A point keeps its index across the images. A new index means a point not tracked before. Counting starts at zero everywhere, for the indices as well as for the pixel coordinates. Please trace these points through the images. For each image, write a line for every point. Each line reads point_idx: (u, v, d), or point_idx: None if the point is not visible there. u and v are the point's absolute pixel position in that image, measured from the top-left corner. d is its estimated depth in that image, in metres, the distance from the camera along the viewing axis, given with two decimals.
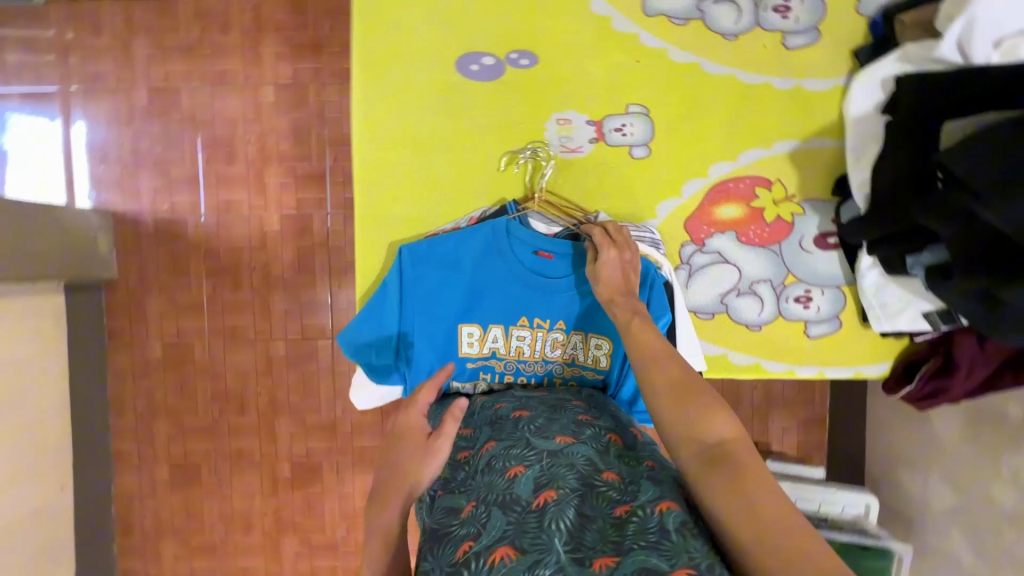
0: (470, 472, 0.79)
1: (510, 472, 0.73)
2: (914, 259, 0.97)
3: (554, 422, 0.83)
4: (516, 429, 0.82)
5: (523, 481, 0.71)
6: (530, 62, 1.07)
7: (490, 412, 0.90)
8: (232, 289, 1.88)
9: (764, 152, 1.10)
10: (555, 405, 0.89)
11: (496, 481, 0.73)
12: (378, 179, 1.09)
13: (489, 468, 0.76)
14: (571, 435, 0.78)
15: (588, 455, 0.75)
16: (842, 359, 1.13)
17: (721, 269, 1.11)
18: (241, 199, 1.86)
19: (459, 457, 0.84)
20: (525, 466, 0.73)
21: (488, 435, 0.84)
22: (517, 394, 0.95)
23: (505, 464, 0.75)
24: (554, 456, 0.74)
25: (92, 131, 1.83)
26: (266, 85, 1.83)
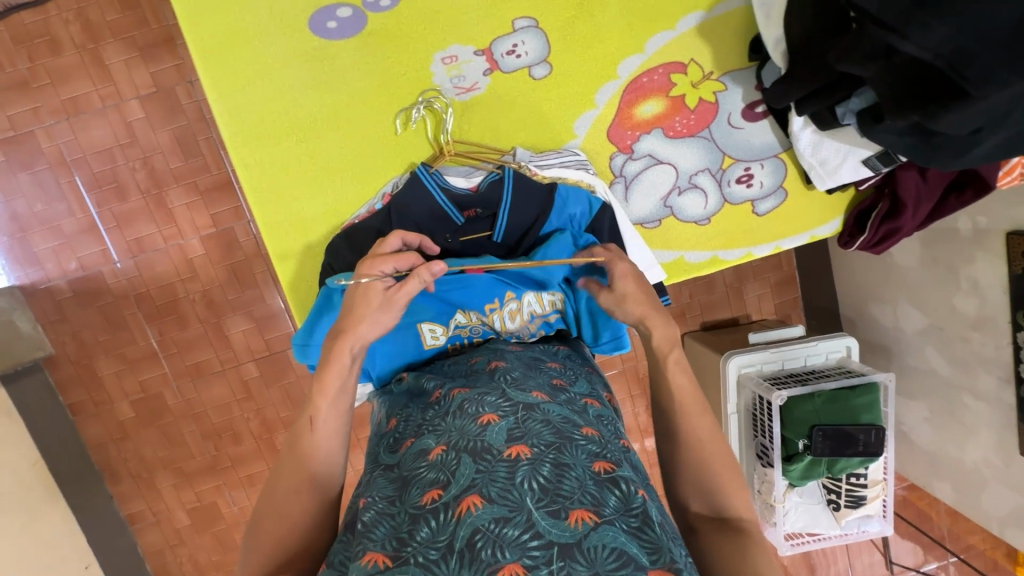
0: (438, 418, 0.75)
1: (483, 420, 0.70)
2: (843, 108, 0.91)
3: (530, 378, 0.80)
4: (491, 380, 0.79)
5: (496, 429, 0.68)
6: (391, 2, 0.93)
7: (465, 367, 0.86)
8: (180, 327, 1.77)
9: (670, 35, 1.00)
10: (531, 363, 0.86)
11: (467, 428, 0.69)
12: (269, 179, 0.97)
13: (461, 412, 0.73)
14: (547, 394, 0.76)
15: (563, 415, 0.72)
16: (795, 228, 1.11)
17: (657, 172, 1.05)
18: (153, 232, 1.70)
19: (424, 404, 0.80)
20: (500, 416, 0.70)
21: (457, 385, 0.80)
22: (496, 346, 0.91)
23: (478, 410, 0.72)
24: (531, 410, 0.71)
25: None
26: (128, 101, 1.61)
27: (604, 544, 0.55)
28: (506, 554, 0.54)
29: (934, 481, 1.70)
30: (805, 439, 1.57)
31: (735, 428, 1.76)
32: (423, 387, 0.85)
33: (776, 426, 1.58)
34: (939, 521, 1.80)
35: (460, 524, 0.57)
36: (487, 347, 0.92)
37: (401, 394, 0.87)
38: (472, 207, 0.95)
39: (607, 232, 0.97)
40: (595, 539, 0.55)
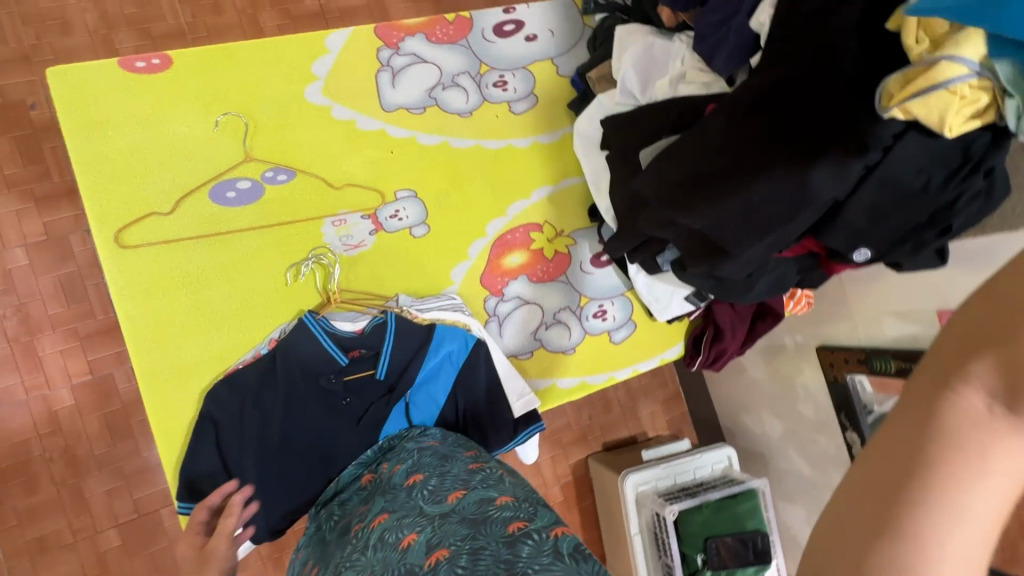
0: (358, 550, 0.75)
1: (403, 542, 0.70)
2: (662, 258, 1.17)
3: (446, 483, 0.81)
4: (409, 497, 0.80)
5: (414, 547, 0.68)
6: (287, 176, 1.09)
7: (385, 480, 0.88)
8: (26, 492, 1.56)
9: (526, 203, 1.24)
10: (444, 457, 0.88)
11: (387, 556, 0.70)
12: (150, 331, 1.00)
13: (381, 542, 0.73)
14: (461, 491, 0.77)
15: (477, 498, 0.74)
16: (647, 353, 1.30)
17: (525, 311, 1.22)
18: (13, 383, 1.57)
19: (346, 539, 0.80)
20: (418, 532, 0.71)
21: (377, 510, 0.81)
22: (409, 448, 0.93)
23: (397, 535, 0.72)
24: (446, 515, 0.72)
25: None
26: (11, 248, 1.59)
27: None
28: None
29: None
30: (702, 553, 1.61)
31: (640, 550, 1.78)
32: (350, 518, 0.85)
33: (672, 542, 1.65)
34: None
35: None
36: (398, 451, 0.94)
37: (331, 526, 0.87)
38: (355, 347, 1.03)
39: (483, 366, 1.09)
40: None
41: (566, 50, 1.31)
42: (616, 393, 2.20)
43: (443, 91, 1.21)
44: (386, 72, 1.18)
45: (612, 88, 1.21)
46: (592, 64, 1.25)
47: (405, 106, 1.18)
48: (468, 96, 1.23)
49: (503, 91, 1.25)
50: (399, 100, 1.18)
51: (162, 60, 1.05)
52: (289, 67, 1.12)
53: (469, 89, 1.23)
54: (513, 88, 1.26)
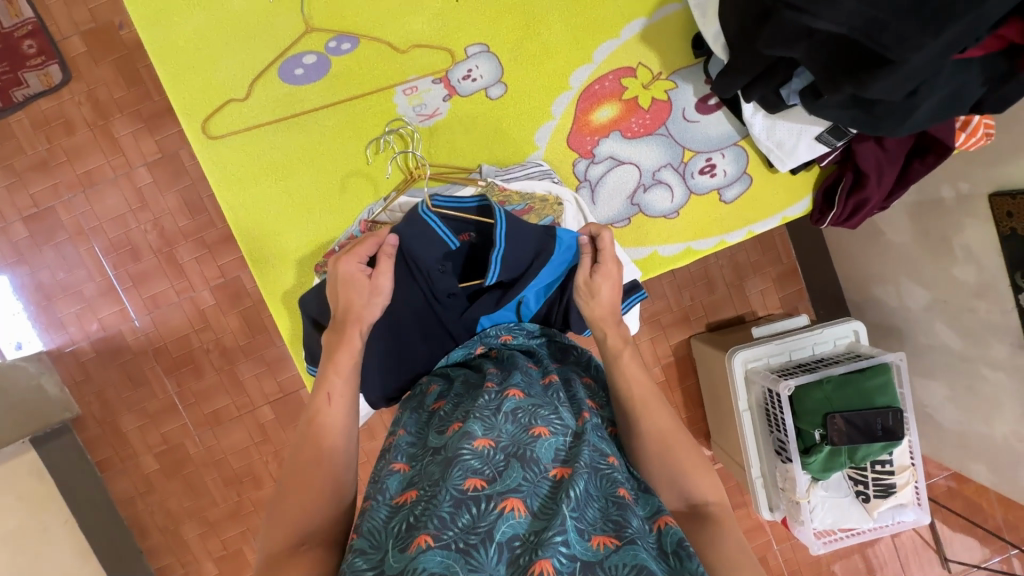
0: (489, 407, 0.76)
1: (534, 431, 0.71)
2: (787, 90, 0.95)
3: (570, 404, 0.81)
4: (544, 393, 0.79)
5: (546, 443, 0.70)
6: (352, 45, 1.02)
7: (523, 365, 0.87)
8: (196, 376, 1.89)
9: (615, 43, 1.06)
10: (566, 380, 0.87)
11: (518, 436, 0.70)
12: (251, 218, 1.03)
13: (513, 416, 0.73)
14: (586, 417, 0.77)
15: (602, 442, 0.74)
16: (765, 212, 1.13)
17: (620, 173, 1.09)
18: (166, 288, 1.85)
19: (476, 393, 0.81)
20: (551, 430, 0.72)
21: (511, 382, 0.80)
22: (539, 357, 0.92)
23: (530, 421, 0.73)
24: (576, 439, 0.73)
25: None
26: (137, 167, 1.79)
27: (624, 563, 0.58)
28: (540, 551, 0.56)
29: (970, 463, 1.59)
30: (821, 429, 1.52)
31: (750, 426, 1.70)
32: (481, 378, 0.87)
33: (788, 418, 1.54)
34: (992, 512, 1.70)
35: (502, 522, 0.60)
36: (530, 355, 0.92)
37: (459, 382, 0.88)
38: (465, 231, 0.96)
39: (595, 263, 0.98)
40: (616, 560, 0.58)
41: None
42: (722, 272, 2.03)
43: None
44: None
45: None
46: None
47: None
48: None
49: None
50: None
51: None
52: None
53: None
54: None
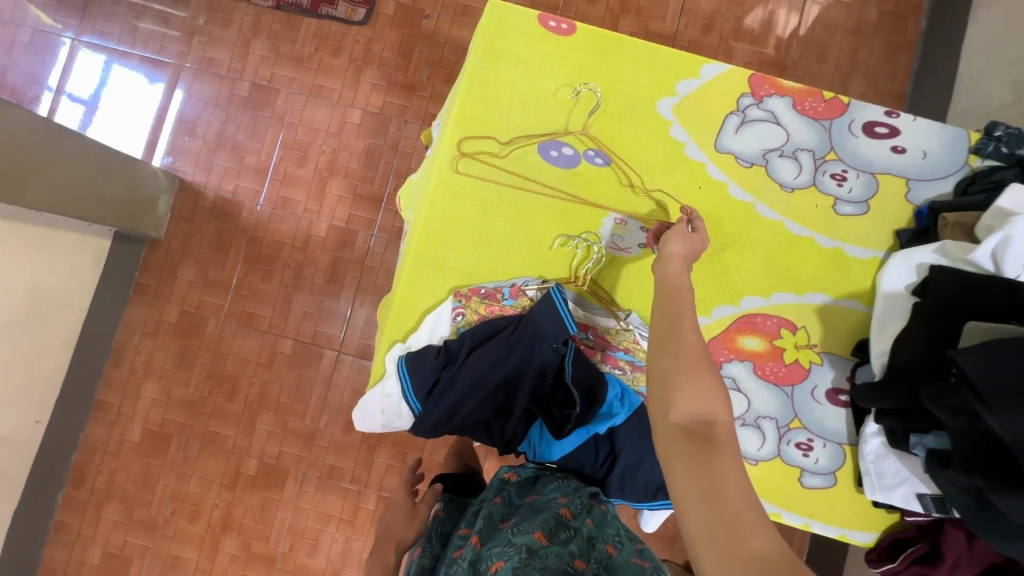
0: (454, 573, 0.81)
1: (490, 570, 0.75)
2: (917, 438, 0.99)
3: (532, 521, 0.85)
4: (501, 531, 0.85)
5: (499, 575, 0.73)
6: (603, 161, 1.18)
7: (487, 509, 0.94)
8: (262, 277, 2.00)
9: (794, 298, 1.16)
10: (535, 504, 0.92)
11: None
12: (438, 223, 1.17)
13: (474, 568, 0.78)
14: (546, 535, 0.81)
15: (563, 551, 0.77)
16: (830, 518, 1.13)
17: (732, 396, 1.15)
18: (299, 199, 2.03)
19: (449, 563, 0.86)
20: (503, 562, 0.75)
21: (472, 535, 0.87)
22: (511, 490, 0.98)
23: (487, 564, 0.77)
24: (531, 553, 0.76)
25: (187, 104, 2.05)
26: (355, 107, 2.05)
27: None
28: None
29: None
30: None
31: None
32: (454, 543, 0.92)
33: None
34: None
35: None
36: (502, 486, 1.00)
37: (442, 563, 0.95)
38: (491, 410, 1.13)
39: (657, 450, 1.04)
40: None
41: (930, 178, 1.16)
42: None
43: (778, 158, 1.17)
44: (737, 116, 1.18)
45: (967, 240, 1.05)
46: (953, 207, 1.10)
47: (736, 153, 1.18)
48: (800, 173, 1.17)
49: (837, 185, 1.17)
50: (733, 145, 1.18)
51: (570, 28, 1.20)
52: (659, 74, 1.19)
53: (805, 167, 1.17)
54: (851, 187, 1.17)
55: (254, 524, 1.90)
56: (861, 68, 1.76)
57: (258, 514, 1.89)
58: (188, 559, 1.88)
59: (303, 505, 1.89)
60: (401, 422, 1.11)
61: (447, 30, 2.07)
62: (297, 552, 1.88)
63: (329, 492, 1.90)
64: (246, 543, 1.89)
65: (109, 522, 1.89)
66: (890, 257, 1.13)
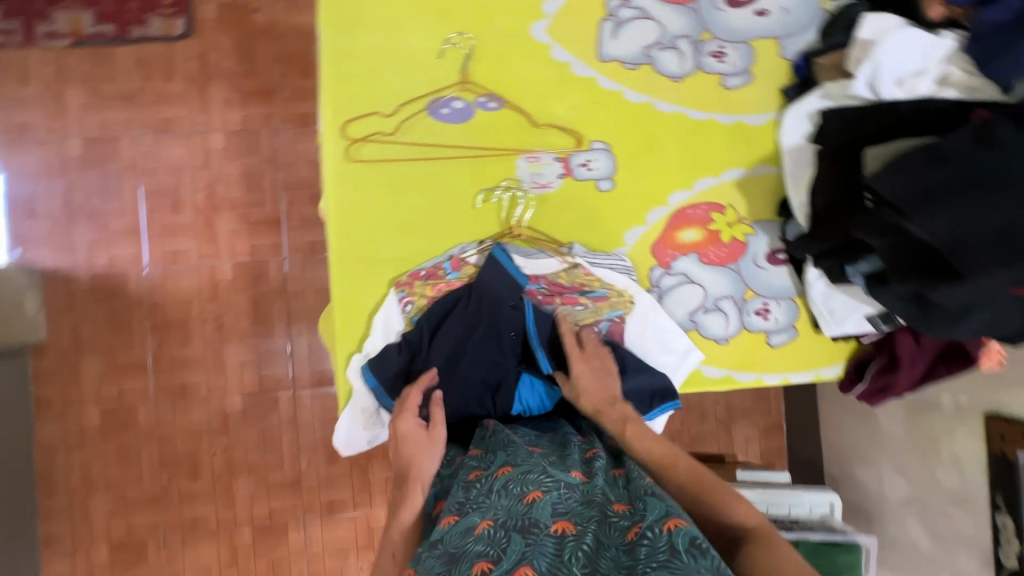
0: (481, 495, 0.79)
1: (528, 497, 0.75)
2: (852, 268, 1.07)
3: (567, 459, 0.85)
4: (531, 458, 0.84)
5: (541, 504, 0.73)
6: (497, 105, 1.13)
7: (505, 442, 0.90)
8: (181, 343, 1.80)
9: (715, 181, 1.20)
10: (562, 443, 0.92)
11: (513, 507, 0.74)
12: (352, 220, 1.08)
13: (506, 490, 0.77)
14: (584, 473, 0.82)
15: (602, 492, 0.78)
16: (801, 366, 1.22)
17: (688, 289, 1.18)
18: (190, 248, 1.82)
19: (467, 483, 0.83)
20: (543, 491, 0.76)
21: (500, 463, 0.84)
22: (528, 431, 0.97)
23: (522, 489, 0.77)
24: (572, 489, 0.77)
25: (15, 184, 1.76)
26: (214, 131, 1.83)
27: None
28: None
29: None
30: None
31: None
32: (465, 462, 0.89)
33: None
34: None
35: None
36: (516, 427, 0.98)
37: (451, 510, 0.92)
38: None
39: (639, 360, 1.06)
40: None
41: (796, 31, 1.22)
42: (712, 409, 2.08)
43: (660, 52, 1.18)
44: (610, 21, 1.16)
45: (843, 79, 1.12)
46: (824, 49, 1.17)
47: (620, 59, 1.17)
48: (683, 60, 1.19)
49: (719, 62, 1.20)
50: (615, 52, 1.16)
51: None
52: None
53: (686, 53, 1.19)
54: (731, 61, 1.20)
55: None
56: None
57: None
58: None
59: (315, 549, 1.80)
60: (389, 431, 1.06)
61: (284, 19, 1.86)
62: None
63: (336, 527, 1.81)
64: None
65: None
66: (783, 114, 1.19)
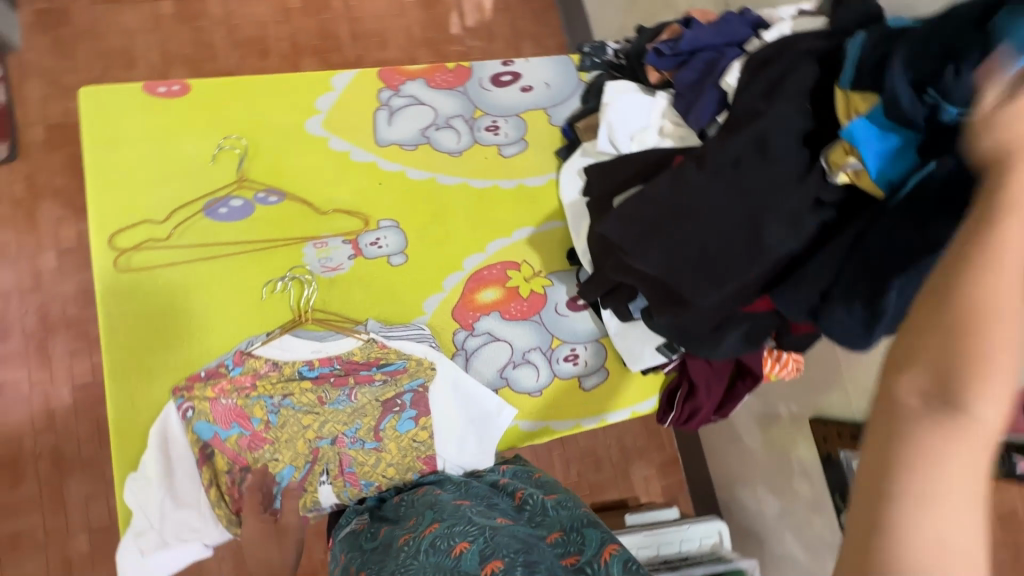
0: (409, 557, 0.80)
1: (456, 550, 0.78)
2: (633, 305, 1.15)
3: (491, 508, 0.91)
4: (458, 511, 0.88)
5: (468, 555, 0.76)
6: (278, 198, 1.16)
7: (430, 497, 0.97)
8: (11, 485, 1.52)
9: (506, 241, 1.26)
10: (485, 496, 0.97)
11: (441, 562, 0.76)
12: (126, 330, 1.04)
13: (434, 548, 0.80)
14: (509, 519, 0.87)
15: (528, 530, 0.84)
16: (619, 403, 1.25)
17: (494, 347, 1.20)
18: (21, 376, 1.58)
19: (394, 550, 0.84)
20: (469, 541, 0.79)
21: (428, 521, 0.87)
22: (453, 482, 1.03)
23: (449, 544, 0.79)
24: (495, 529, 0.81)
25: None
26: (45, 251, 1.65)
27: None
28: None
29: None
30: None
31: None
32: (396, 530, 0.91)
33: None
34: None
35: None
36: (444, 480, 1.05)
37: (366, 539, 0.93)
38: (265, 482, 1.01)
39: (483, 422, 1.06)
40: None
41: (561, 101, 1.35)
42: (609, 454, 2.01)
43: (436, 132, 1.27)
44: (384, 110, 1.25)
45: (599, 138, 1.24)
46: (581, 115, 1.29)
47: (398, 142, 1.24)
48: (459, 136, 1.28)
49: (494, 135, 1.31)
50: (393, 136, 1.24)
51: (182, 88, 1.17)
52: (297, 99, 1.21)
53: (461, 131, 1.29)
54: (505, 132, 1.31)
55: None
56: (524, 37, 2.07)
57: None
58: None
59: None
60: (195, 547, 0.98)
61: None
62: None
63: None
64: None
65: None
66: (559, 173, 1.30)
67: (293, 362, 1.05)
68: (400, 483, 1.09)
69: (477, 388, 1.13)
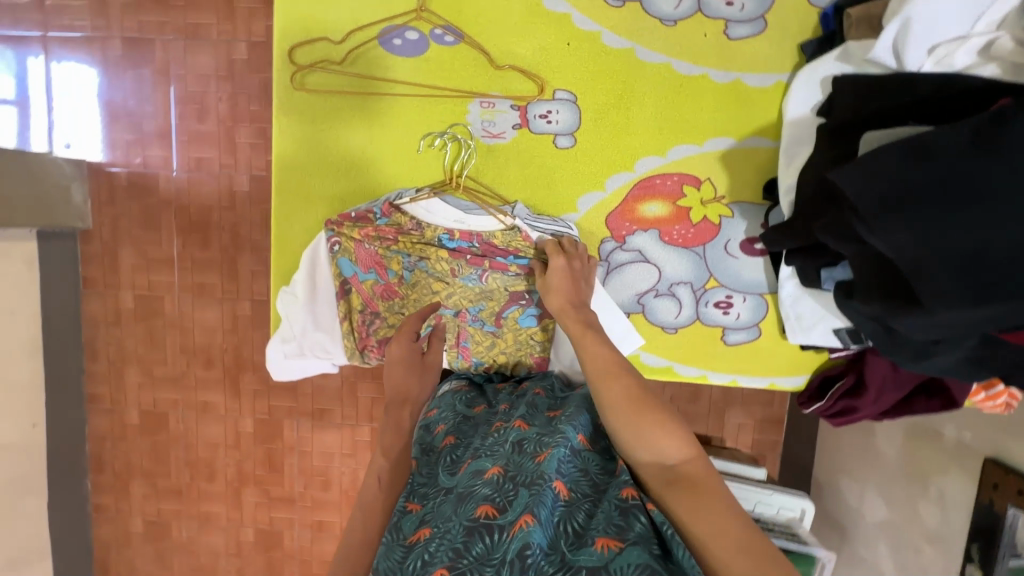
0: (496, 443, 0.78)
1: (538, 455, 0.71)
2: (828, 273, 0.92)
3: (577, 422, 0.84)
4: (546, 419, 0.83)
5: (551, 461, 0.70)
6: (454, 39, 1.02)
7: (528, 395, 0.92)
8: (201, 245, 1.76)
9: (695, 149, 1.04)
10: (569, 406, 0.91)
11: (523, 462, 0.71)
12: (295, 151, 1.06)
13: (520, 447, 0.75)
14: (591, 440, 0.79)
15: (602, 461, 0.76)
16: (757, 370, 1.11)
17: (640, 269, 1.08)
18: (212, 157, 1.72)
19: (483, 429, 0.84)
20: (553, 449, 0.72)
21: (518, 415, 0.83)
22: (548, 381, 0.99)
23: (534, 447, 0.74)
24: (576, 454, 0.74)
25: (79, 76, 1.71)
26: (239, 41, 1.65)
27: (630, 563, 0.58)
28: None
29: None
30: None
31: None
32: (489, 412, 0.91)
33: None
34: None
35: (514, 539, 0.60)
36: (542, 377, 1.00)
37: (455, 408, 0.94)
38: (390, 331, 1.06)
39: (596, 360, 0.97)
40: (619, 561, 0.59)
41: None
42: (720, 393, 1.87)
43: None
44: None
45: (873, 36, 0.88)
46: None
47: None
48: None
49: (726, 5, 0.99)
50: None
51: None
52: None
53: None
54: (742, 4, 0.99)
55: (268, 474, 1.86)
56: None
57: (267, 464, 1.85)
58: (218, 513, 1.89)
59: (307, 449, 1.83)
60: (325, 364, 1.11)
61: None
62: (312, 489, 1.86)
63: (326, 433, 1.84)
64: (264, 491, 1.87)
65: (140, 497, 1.90)
66: (794, 76, 0.98)
67: (434, 228, 1.01)
68: (508, 371, 1.08)
69: (608, 308, 1.04)
